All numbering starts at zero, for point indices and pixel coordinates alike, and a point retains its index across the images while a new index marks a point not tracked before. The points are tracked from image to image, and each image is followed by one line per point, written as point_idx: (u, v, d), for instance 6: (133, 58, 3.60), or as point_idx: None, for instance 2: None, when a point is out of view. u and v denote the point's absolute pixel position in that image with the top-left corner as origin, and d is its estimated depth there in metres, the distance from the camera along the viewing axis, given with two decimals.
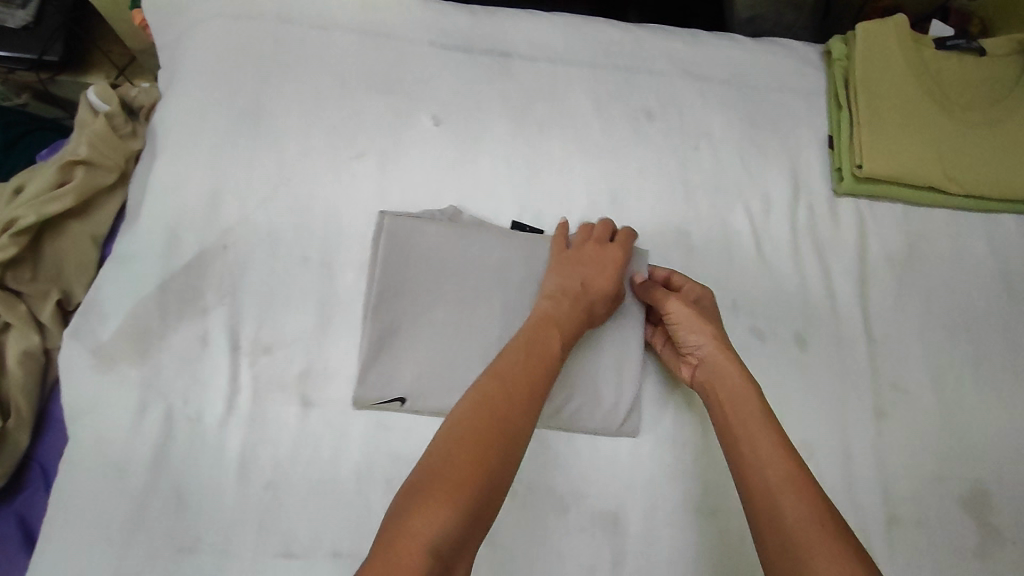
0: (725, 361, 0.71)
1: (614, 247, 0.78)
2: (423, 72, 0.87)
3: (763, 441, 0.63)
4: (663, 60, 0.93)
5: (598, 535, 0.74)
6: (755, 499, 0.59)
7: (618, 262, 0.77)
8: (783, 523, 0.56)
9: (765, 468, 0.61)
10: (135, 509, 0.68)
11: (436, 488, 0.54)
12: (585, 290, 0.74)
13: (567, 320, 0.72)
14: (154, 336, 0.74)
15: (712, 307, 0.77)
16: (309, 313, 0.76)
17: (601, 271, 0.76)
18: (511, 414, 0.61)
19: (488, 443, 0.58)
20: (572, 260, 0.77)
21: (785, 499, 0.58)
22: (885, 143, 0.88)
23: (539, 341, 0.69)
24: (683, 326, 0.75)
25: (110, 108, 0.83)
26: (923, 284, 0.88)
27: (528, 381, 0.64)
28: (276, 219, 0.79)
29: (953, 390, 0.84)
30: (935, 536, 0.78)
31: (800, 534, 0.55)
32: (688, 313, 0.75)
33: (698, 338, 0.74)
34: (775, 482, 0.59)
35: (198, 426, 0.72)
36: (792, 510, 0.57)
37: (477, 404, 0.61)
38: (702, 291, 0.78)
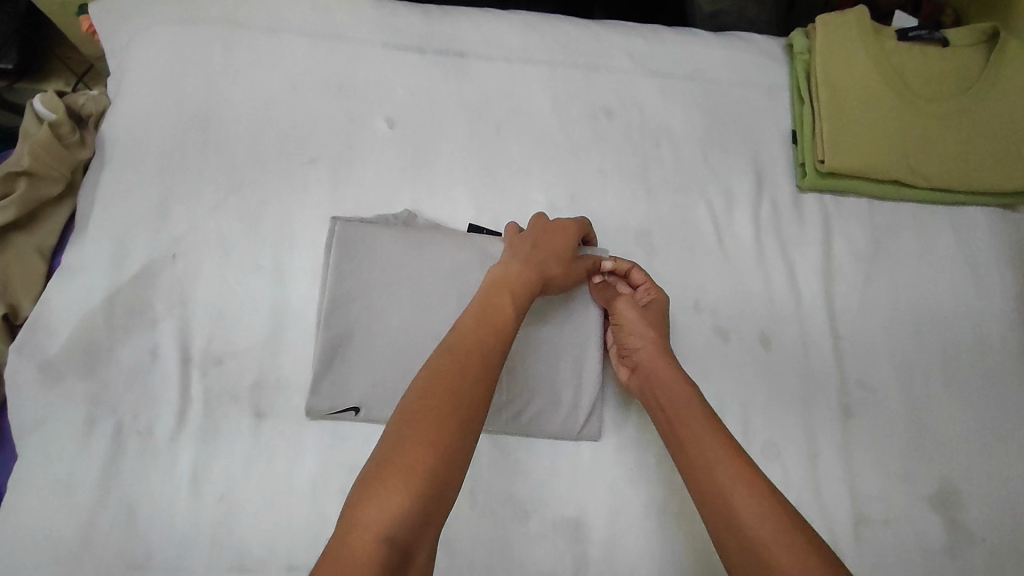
0: (660, 363, 0.70)
1: (564, 222, 0.77)
2: (376, 74, 0.86)
3: (708, 438, 0.60)
4: (623, 57, 0.91)
5: (561, 542, 0.73)
6: (706, 504, 0.57)
7: (570, 233, 0.76)
8: (738, 524, 0.54)
9: (713, 466, 0.58)
10: (82, 528, 0.66)
11: (389, 472, 0.50)
12: (538, 254, 0.72)
13: (517, 278, 0.67)
14: (103, 349, 0.72)
15: (660, 310, 0.77)
16: (262, 322, 0.75)
17: (551, 238, 0.74)
18: (467, 382, 0.57)
19: (444, 416, 0.54)
20: (525, 233, 0.75)
21: (737, 498, 0.55)
22: (846, 137, 0.87)
23: (495, 302, 0.64)
24: (628, 329, 0.75)
25: (56, 117, 0.80)
26: (889, 279, 0.87)
27: (485, 345, 0.60)
28: (228, 226, 0.78)
29: (919, 385, 0.83)
30: (904, 534, 0.77)
31: (757, 535, 0.52)
32: (630, 315, 0.75)
33: (638, 342, 0.74)
34: (725, 480, 0.57)
35: (148, 440, 0.70)
36: (745, 510, 0.54)
37: (430, 375, 0.57)
38: (655, 294, 0.77)
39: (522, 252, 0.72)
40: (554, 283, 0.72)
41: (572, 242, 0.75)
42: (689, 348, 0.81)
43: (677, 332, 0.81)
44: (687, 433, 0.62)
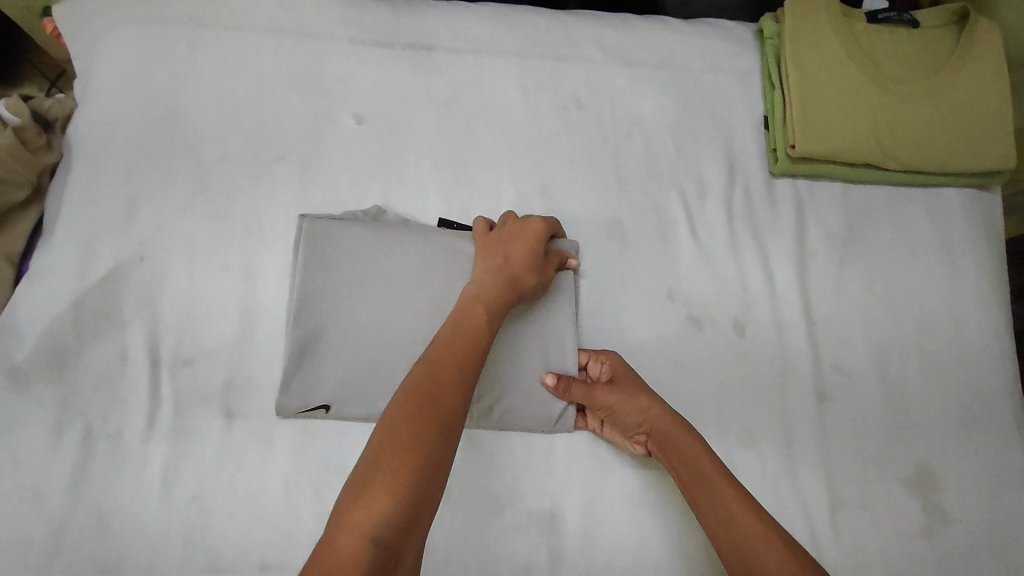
0: (675, 432, 0.68)
1: (535, 221, 0.76)
2: (343, 71, 0.85)
3: (723, 491, 0.62)
4: (593, 46, 0.91)
5: (536, 534, 0.72)
6: (731, 561, 0.58)
7: (537, 236, 0.74)
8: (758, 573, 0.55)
9: (729, 521, 0.60)
10: (52, 532, 0.66)
11: (374, 477, 0.50)
12: (511, 262, 0.72)
13: (491, 288, 0.68)
14: (72, 353, 0.72)
15: (626, 371, 0.74)
16: (230, 323, 0.75)
17: (518, 247, 0.73)
18: (448, 393, 0.57)
19: (428, 428, 0.54)
20: (491, 244, 0.74)
21: (759, 552, 0.56)
22: (817, 122, 0.86)
23: (468, 314, 0.65)
24: (620, 413, 0.71)
25: (20, 121, 0.79)
26: (863, 263, 0.87)
27: (464, 356, 0.60)
28: (195, 227, 0.77)
29: (896, 369, 0.83)
30: (880, 518, 0.77)
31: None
32: (615, 398, 0.71)
33: (635, 418, 0.70)
34: (746, 535, 0.58)
35: (119, 443, 0.70)
36: (763, 556, 0.56)
37: (414, 389, 0.56)
38: (609, 360, 0.76)
39: (494, 264, 0.72)
40: (527, 285, 0.72)
41: (541, 243, 0.74)
42: (662, 337, 0.80)
43: (650, 323, 0.81)
44: (702, 494, 0.63)
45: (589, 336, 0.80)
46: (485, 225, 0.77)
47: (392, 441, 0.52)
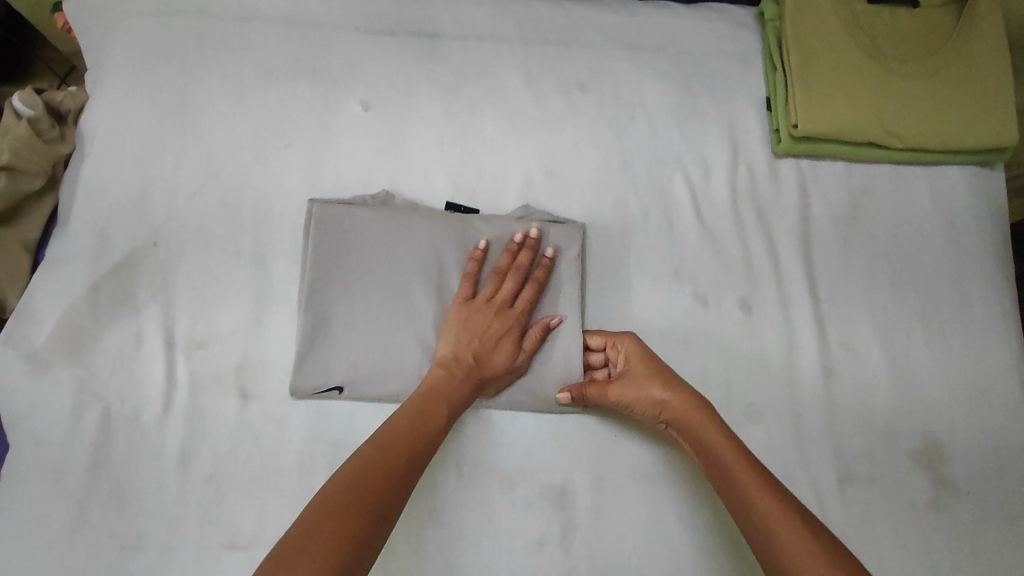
0: (690, 411, 0.69)
1: (507, 287, 0.75)
2: (349, 59, 0.86)
3: (741, 477, 0.62)
4: (595, 32, 0.92)
5: (547, 509, 0.74)
6: (756, 543, 0.58)
7: (513, 333, 0.74)
8: (780, 558, 0.54)
9: (749, 505, 0.60)
10: (76, 511, 0.68)
11: (312, 544, 0.47)
12: (484, 370, 0.71)
13: (454, 391, 0.68)
14: (88, 338, 0.74)
15: (640, 356, 0.74)
16: (244, 306, 0.76)
17: (493, 347, 0.73)
18: (388, 488, 0.55)
19: (363, 515, 0.51)
20: (467, 330, 0.73)
21: (775, 522, 0.57)
22: (820, 102, 0.86)
23: (427, 416, 0.64)
24: (634, 404, 0.72)
25: (34, 113, 0.80)
26: (868, 241, 0.88)
27: (413, 451, 0.60)
28: (207, 213, 0.79)
29: (902, 345, 0.84)
30: (888, 491, 0.78)
31: (793, 566, 0.53)
32: (627, 392, 0.72)
33: (649, 407, 0.72)
34: (763, 512, 0.58)
35: (137, 424, 0.72)
36: (781, 539, 0.55)
37: (352, 479, 0.54)
38: (623, 343, 0.76)
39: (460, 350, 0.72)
40: (492, 382, 0.73)
41: (513, 339, 0.74)
42: (669, 316, 0.81)
43: (657, 302, 0.82)
44: (721, 474, 0.64)
45: (597, 316, 0.81)
46: (467, 288, 0.75)
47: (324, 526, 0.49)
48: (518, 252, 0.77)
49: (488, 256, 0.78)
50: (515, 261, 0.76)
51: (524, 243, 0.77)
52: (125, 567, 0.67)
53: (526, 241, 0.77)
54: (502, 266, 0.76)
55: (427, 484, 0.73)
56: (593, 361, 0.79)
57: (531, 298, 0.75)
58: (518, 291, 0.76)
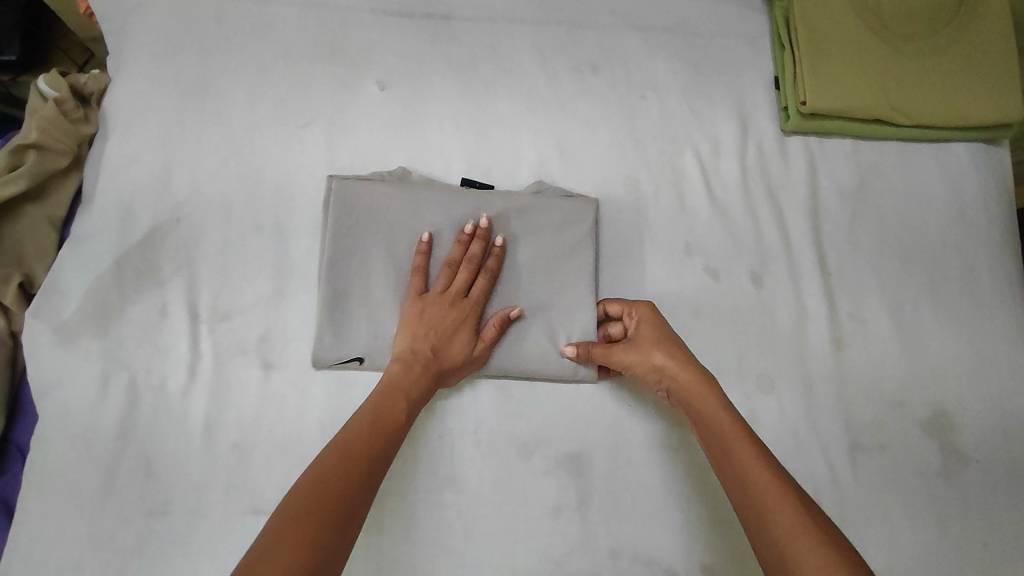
0: (690, 379, 0.68)
1: (460, 278, 0.76)
2: (366, 40, 0.88)
3: (740, 450, 0.61)
4: (607, 13, 0.93)
5: (563, 476, 0.75)
6: (746, 517, 0.57)
7: (468, 323, 0.75)
8: (774, 535, 0.54)
9: (743, 478, 0.59)
10: (105, 477, 0.70)
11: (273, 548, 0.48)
12: (441, 362, 0.72)
13: (414, 385, 0.69)
14: (114, 310, 0.75)
15: (653, 324, 0.74)
16: (265, 279, 0.78)
17: (449, 337, 0.73)
18: (349, 489, 0.55)
19: (325, 519, 0.51)
20: (422, 325, 0.73)
21: (771, 502, 0.56)
22: (827, 79, 0.88)
23: (385, 412, 0.64)
24: (639, 368, 0.72)
25: (60, 94, 0.83)
26: (876, 215, 0.89)
27: (378, 445, 0.61)
28: (228, 189, 0.80)
29: (911, 317, 0.85)
30: (899, 459, 0.79)
31: (787, 546, 0.52)
32: (632, 356, 0.72)
33: (653, 373, 0.71)
34: (758, 491, 0.57)
35: (162, 393, 0.73)
36: (774, 516, 0.55)
37: (312, 485, 0.54)
38: (638, 311, 0.76)
39: (417, 343, 0.72)
40: (452, 374, 0.73)
41: (469, 328, 0.74)
42: (681, 289, 0.83)
43: (669, 275, 0.83)
44: (718, 446, 0.63)
45: (610, 289, 0.83)
46: (420, 282, 0.76)
47: (281, 537, 0.49)
48: (470, 243, 0.77)
49: (436, 247, 0.78)
50: (467, 252, 0.77)
51: (475, 233, 0.77)
52: (153, 531, 0.69)
53: (477, 232, 0.77)
54: (454, 258, 0.77)
55: (445, 452, 0.75)
56: (613, 332, 0.79)
57: (484, 288, 0.76)
58: (471, 281, 0.76)
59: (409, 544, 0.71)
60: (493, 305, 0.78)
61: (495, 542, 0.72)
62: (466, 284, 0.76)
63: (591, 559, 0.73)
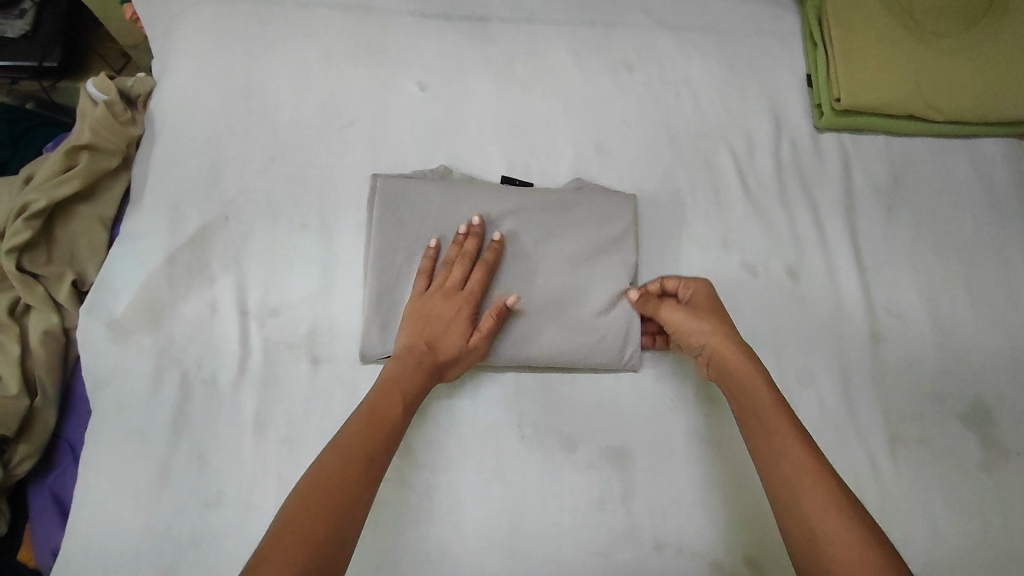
0: (729, 354, 0.69)
1: (455, 270, 0.75)
2: (405, 41, 0.90)
3: (778, 429, 0.62)
4: (640, 13, 0.95)
5: (607, 470, 0.76)
6: (779, 498, 0.58)
7: (463, 316, 0.73)
8: (809, 518, 0.55)
9: (781, 457, 0.60)
10: (159, 470, 0.71)
11: (264, 554, 0.51)
12: (434, 355, 0.71)
13: (410, 379, 0.68)
14: (166, 307, 0.77)
15: (710, 299, 0.75)
16: (312, 276, 0.79)
17: (444, 330, 0.72)
18: (347, 486, 0.57)
19: (326, 521, 0.54)
20: (417, 320, 0.73)
21: (804, 485, 0.57)
22: (861, 76, 0.89)
23: (386, 404, 0.65)
24: (685, 331, 0.73)
25: (109, 97, 0.84)
26: (910, 211, 0.90)
27: (374, 441, 0.61)
28: (274, 188, 0.82)
29: (947, 311, 0.86)
30: (940, 452, 0.79)
31: (822, 529, 0.54)
32: (683, 315, 0.73)
33: (697, 339, 0.72)
34: (793, 472, 0.58)
35: (213, 388, 0.75)
36: (807, 500, 0.56)
37: (315, 482, 0.56)
38: (696, 285, 0.76)
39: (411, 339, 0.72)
40: (449, 369, 0.72)
41: (465, 321, 0.73)
42: (719, 284, 0.84)
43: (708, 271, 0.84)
44: (755, 421, 0.64)
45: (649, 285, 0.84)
46: (422, 282, 0.76)
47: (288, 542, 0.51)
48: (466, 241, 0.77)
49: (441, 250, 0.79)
50: (463, 249, 0.77)
51: (469, 232, 0.78)
52: (206, 524, 0.70)
53: (471, 230, 0.78)
54: (450, 255, 0.77)
55: (491, 446, 0.76)
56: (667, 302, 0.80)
57: (480, 279, 0.75)
58: (467, 275, 0.76)
59: (457, 536, 0.72)
60: (537, 301, 0.79)
61: (542, 534, 0.73)
62: (460, 277, 0.75)
63: (637, 552, 0.73)
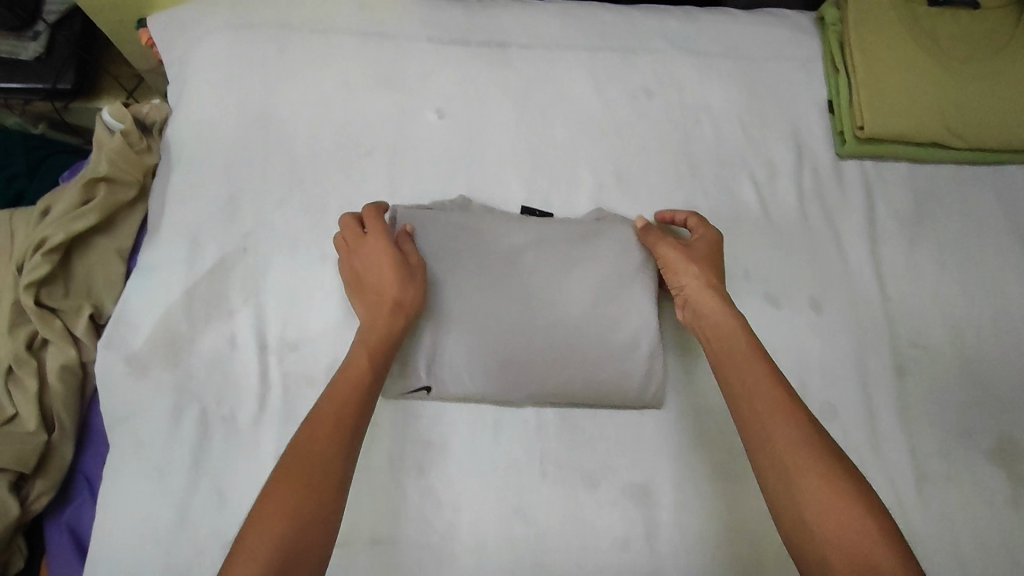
0: (709, 300, 0.71)
1: (353, 227, 0.76)
2: (423, 68, 0.89)
3: (753, 370, 0.63)
4: (660, 39, 0.94)
5: (630, 507, 0.75)
6: (750, 434, 0.60)
7: (382, 249, 0.73)
8: (776, 448, 0.58)
9: (755, 395, 0.61)
10: (179, 509, 0.70)
11: (264, 505, 0.55)
12: (400, 296, 0.71)
13: (376, 329, 0.69)
14: (184, 341, 0.76)
15: (705, 246, 0.76)
16: (331, 309, 0.78)
17: (373, 273, 0.73)
18: (332, 441, 0.60)
19: (321, 467, 0.58)
20: (365, 284, 0.73)
21: (774, 420, 0.59)
22: (884, 103, 0.88)
23: (350, 366, 0.66)
24: (674, 268, 0.75)
25: (125, 126, 0.84)
26: (933, 241, 0.89)
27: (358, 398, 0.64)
28: (293, 219, 0.81)
29: (971, 343, 0.85)
30: (965, 489, 0.78)
31: (793, 461, 0.57)
32: (675, 253, 0.75)
33: (683, 279, 0.74)
34: (765, 410, 0.60)
35: (233, 425, 0.74)
36: (780, 440, 0.58)
37: (309, 433, 0.60)
38: (705, 234, 0.78)
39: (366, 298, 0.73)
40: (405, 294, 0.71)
41: (387, 250, 0.73)
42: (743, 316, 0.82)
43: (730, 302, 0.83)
44: (730, 362, 0.65)
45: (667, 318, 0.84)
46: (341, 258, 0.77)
47: (266, 516, 0.54)
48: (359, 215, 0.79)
49: None
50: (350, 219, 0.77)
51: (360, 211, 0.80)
52: None
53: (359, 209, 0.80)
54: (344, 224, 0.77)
55: (513, 484, 0.75)
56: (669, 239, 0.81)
57: (371, 215, 0.75)
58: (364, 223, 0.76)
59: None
60: (564, 341, 0.77)
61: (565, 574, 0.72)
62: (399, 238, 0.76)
63: None
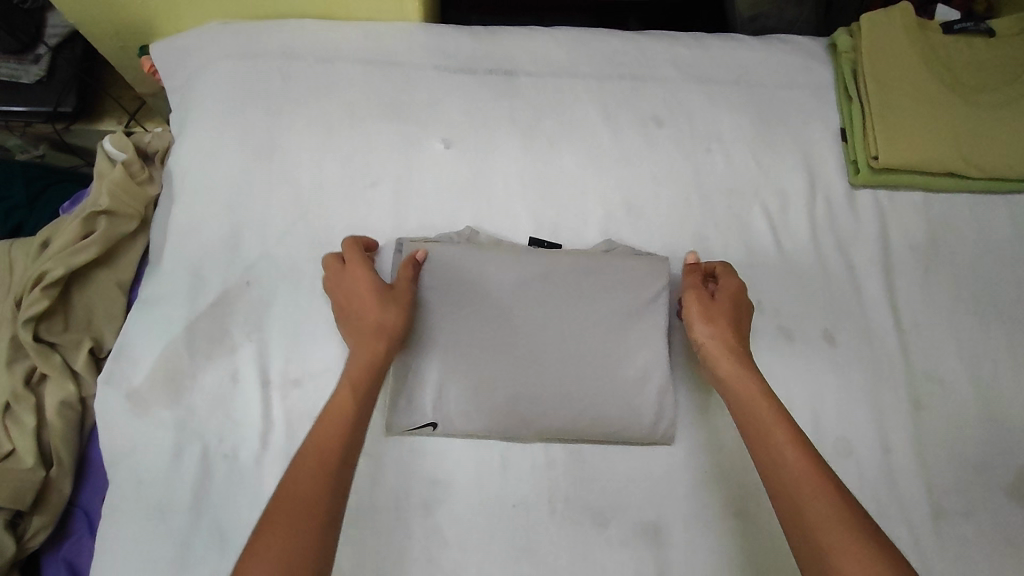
0: (729, 364, 0.69)
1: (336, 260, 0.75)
2: (429, 97, 0.88)
3: (777, 439, 0.61)
4: (669, 67, 0.93)
5: (641, 548, 0.73)
6: (781, 505, 0.57)
7: (361, 272, 0.73)
8: (806, 522, 0.54)
9: (782, 464, 0.59)
10: (178, 550, 0.68)
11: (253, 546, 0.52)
12: (379, 314, 0.70)
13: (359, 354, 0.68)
14: (187, 376, 0.75)
15: (733, 300, 0.74)
16: (335, 343, 0.77)
17: (355, 298, 0.72)
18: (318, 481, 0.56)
19: (310, 508, 0.54)
20: (352, 318, 0.72)
21: (805, 493, 0.56)
22: (898, 133, 0.87)
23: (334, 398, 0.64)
24: (695, 325, 0.73)
25: (126, 156, 0.84)
26: (948, 272, 0.87)
27: (348, 435, 0.61)
28: (297, 251, 0.80)
29: (989, 377, 0.83)
30: (986, 530, 0.76)
31: (822, 535, 0.53)
32: (695, 309, 0.73)
33: (703, 336, 0.72)
34: (791, 482, 0.57)
35: (235, 463, 0.72)
36: (811, 513, 0.54)
37: (296, 470, 0.57)
38: (732, 286, 0.75)
39: (350, 324, 0.72)
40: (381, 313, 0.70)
41: (366, 274, 0.72)
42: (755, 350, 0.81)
43: None
44: (755, 429, 0.63)
45: (678, 352, 0.82)
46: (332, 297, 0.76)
47: (255, 549, 0.51)
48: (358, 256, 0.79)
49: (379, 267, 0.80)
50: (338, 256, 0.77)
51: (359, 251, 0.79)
52: None
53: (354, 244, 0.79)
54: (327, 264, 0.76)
55: (520, 524, 0.73)
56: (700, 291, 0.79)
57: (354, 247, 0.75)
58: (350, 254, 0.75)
59: None
60: (571, 373, 0.76)
61: None
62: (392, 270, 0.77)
63: None
